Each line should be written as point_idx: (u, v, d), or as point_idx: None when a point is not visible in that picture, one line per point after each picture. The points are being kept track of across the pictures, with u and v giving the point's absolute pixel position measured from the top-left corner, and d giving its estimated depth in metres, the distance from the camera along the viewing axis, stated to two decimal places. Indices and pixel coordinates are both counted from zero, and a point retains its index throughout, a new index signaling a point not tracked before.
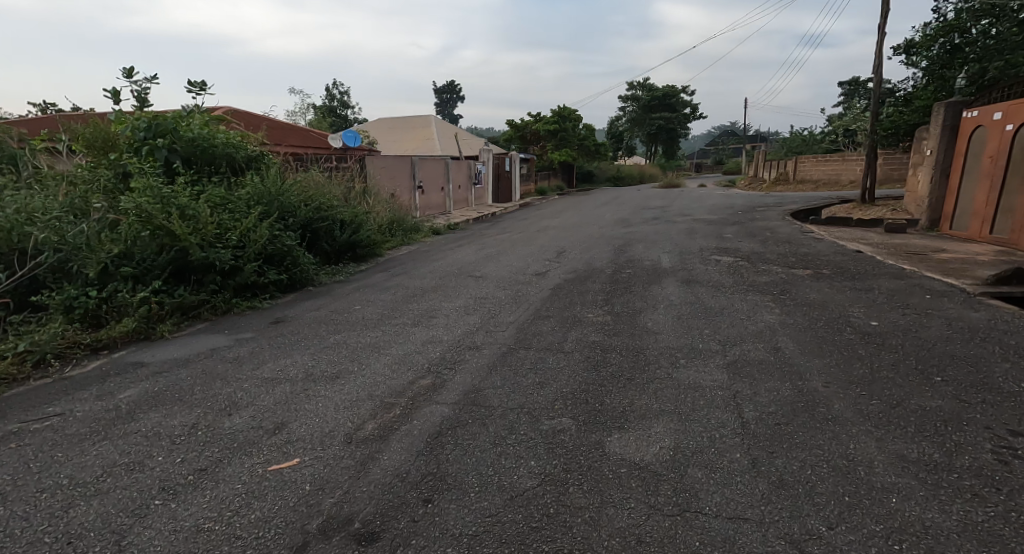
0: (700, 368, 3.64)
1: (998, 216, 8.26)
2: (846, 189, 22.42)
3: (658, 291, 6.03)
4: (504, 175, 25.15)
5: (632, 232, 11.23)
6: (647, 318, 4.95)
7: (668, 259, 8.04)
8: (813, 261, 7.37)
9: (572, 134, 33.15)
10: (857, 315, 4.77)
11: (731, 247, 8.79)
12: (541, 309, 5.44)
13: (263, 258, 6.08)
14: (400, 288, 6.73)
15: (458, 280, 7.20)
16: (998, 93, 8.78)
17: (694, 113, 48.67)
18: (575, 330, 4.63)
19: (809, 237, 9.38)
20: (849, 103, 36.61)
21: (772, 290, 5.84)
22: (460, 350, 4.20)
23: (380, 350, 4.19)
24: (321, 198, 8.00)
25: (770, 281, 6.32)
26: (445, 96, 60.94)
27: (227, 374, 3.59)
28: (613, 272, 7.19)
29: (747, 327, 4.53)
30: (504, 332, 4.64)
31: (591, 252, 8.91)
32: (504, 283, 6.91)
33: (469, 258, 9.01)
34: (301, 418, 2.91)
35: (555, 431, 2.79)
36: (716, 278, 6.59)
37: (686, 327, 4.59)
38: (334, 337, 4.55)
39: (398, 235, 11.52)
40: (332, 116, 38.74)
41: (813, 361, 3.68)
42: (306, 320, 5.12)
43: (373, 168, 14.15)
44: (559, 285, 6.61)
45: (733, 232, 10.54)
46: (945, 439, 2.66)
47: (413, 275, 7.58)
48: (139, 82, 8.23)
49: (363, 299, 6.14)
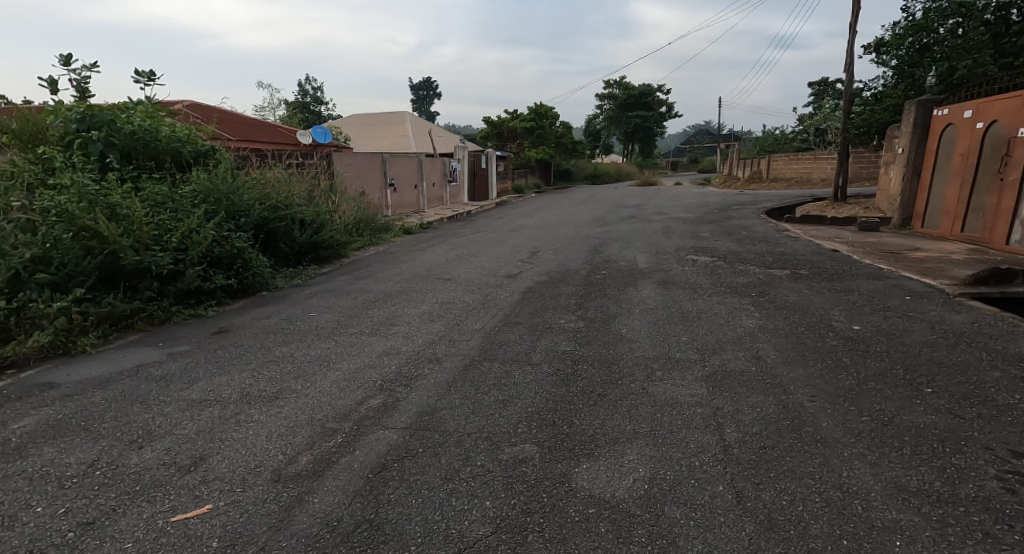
0: (679, 382, 3.34)
1: (971, 214, 8.14)
2: (817, 187, 22.56)
3: (632, 294, 5.75)
4: (480, 173, 24.80)
5: (608, 231, 11.01)
6: (621, 324, 4.65)
7: (644, 260, 7.79)
8: (790, 261, 7.16)
9: (549, 132, 32.93)
10: (840, 319, 4.53)
11: (708, 247, 8.58)
12: (510, 315, 5.10)
13: (209, 261, 5.70)
14: (361, 293, 6.31)
15: (422, 283, 6.79)
16: (965, 92, 8.70)
17: (670, 112, 48.85)
18: (544, 338, 4.31)
19: (785, 236, 9.23)
20: (819, 103, 37.05)
21: (750, 292, 5.60)
22: (418, 363, 3.84)
23: (328, 365, 3.80)
24: (277, 197, 7.59)
25: (748, 282, 6.09)
26: (422, 93, 60.40)
27: (149, 397, 3.20)
28: (587, 274, 6.90)
29: (727, 334, 4.26)
30: (466, 342, 4.29)
31: (565, 253, 8.61)
32: (472, 286, 6.55)
33: (439, 259, 8.62)
34: (224, 451, 2.54)
35: (516, 461, 2.46)
36: (693, 279, 6.34)
37: (662, 333, 4.32)
38: (280, 350, 4.14)
39: (365, 235, 11.10)
40: (306, 113, 38.05)
41: (796, 372, 3.41)
42: (253, 331, 4.71)
43: (340, 165, 13.70)
44: (530, 288, 6.29)
45: (709, 230, 10.38)
46: (945, 463, 2.34)
47: (377, 278, 7.17)
48: (79, 71, 7.74)
49: (320, 305, 5.71)
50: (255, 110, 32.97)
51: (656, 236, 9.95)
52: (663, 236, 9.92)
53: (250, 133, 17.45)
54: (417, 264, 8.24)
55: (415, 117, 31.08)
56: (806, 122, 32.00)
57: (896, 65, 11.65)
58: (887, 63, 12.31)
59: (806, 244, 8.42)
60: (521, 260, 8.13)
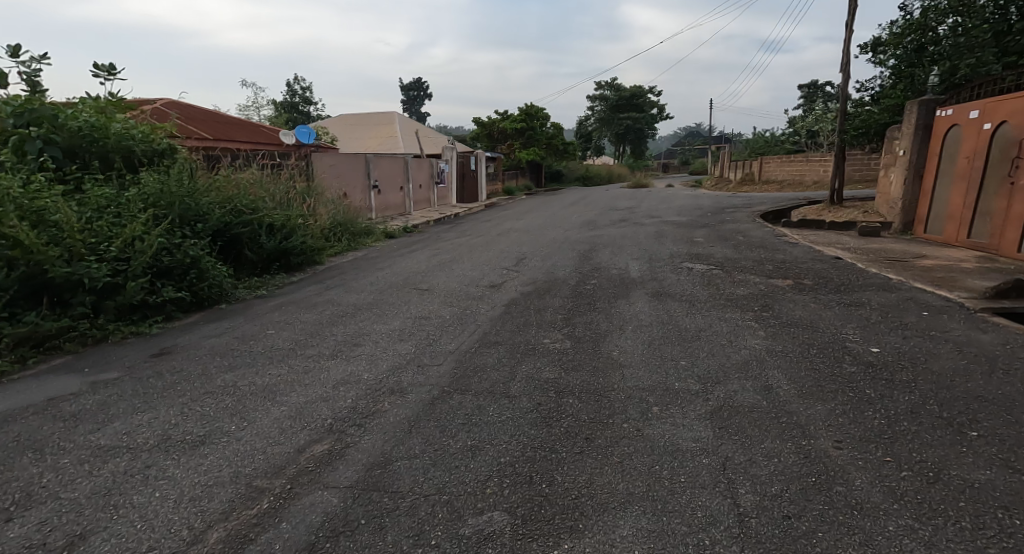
0: (679, 421, 2.86)
1: (975, 219, 7.65)
2: (810, 189, 22.19)
3: (624, 307, 5.27)
4: (470, 174, 24.28)
5: (599, 235, 10.54)
6: (612, 345, 4.16)
7: (637, 267, 7.31)
8: (792, 269, 6.71)
9: (540, 133, 32.44)
10: (853, 338, 4.07)
11: (703, 253, 8.12)
12: (488, 333, 4.60)
13: (157, 271, 5.21)
14: (329, 306, 5.79)
15: (396, 294, 6.28)
16: (966, 93, 8.30)
17: (661, 113, 48.57)
18: (524, 364, 3.81)
19: (783, 241, 8.81)
20: (811, 104, 36.86)
21: (753, 305, 5.15)
22: (379, 395, 3.33)
23: (274, 398, 3.29)
24: (242, 200, 7.11)
25: (748, 293, 5.64)
26: (413, 93, 59.75)
27: (49, 443, 2.70)
28: (575, 284, 6.42)
29: (730, 357, 3.79)
30: (437, 368, 3.79)
31: (553, 259, 8.11)
32: (451, 298, 6.05)
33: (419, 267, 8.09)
34: (118, 527, 2.06)
35: (482, 540, 1.99)
36: (689, 291, 5.87)
37: (657, 357, 3.84)
38: (223, 378, 3.63)
39: (343, 239, 10.57)
40: (294, 113, 37.42)
41: (815, 409, 2.94)
42: (197, 353, 4.19)
43: (319, 166, 13.17)
44: (513, 300, 5.80)
45: (703, 235, 9.95)
46: (1016, 544, 1.88)
47: (349, 289, 6.64)
48: (28, 63, 7.20)
49: (281, 320, 5.18)
50: (240, 109, 32.29)
51: (648, 241, 9.50)
52: (656, 241, 9.47)
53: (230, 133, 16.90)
54: (394, 272, 7.72)
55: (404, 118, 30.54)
56: (798, 124, 31.75)
57: (894, 65, 11.25)
58: (885, 62, 11.90)
59: (806, 249, 7.98)
60: (506, 268, 7.62)
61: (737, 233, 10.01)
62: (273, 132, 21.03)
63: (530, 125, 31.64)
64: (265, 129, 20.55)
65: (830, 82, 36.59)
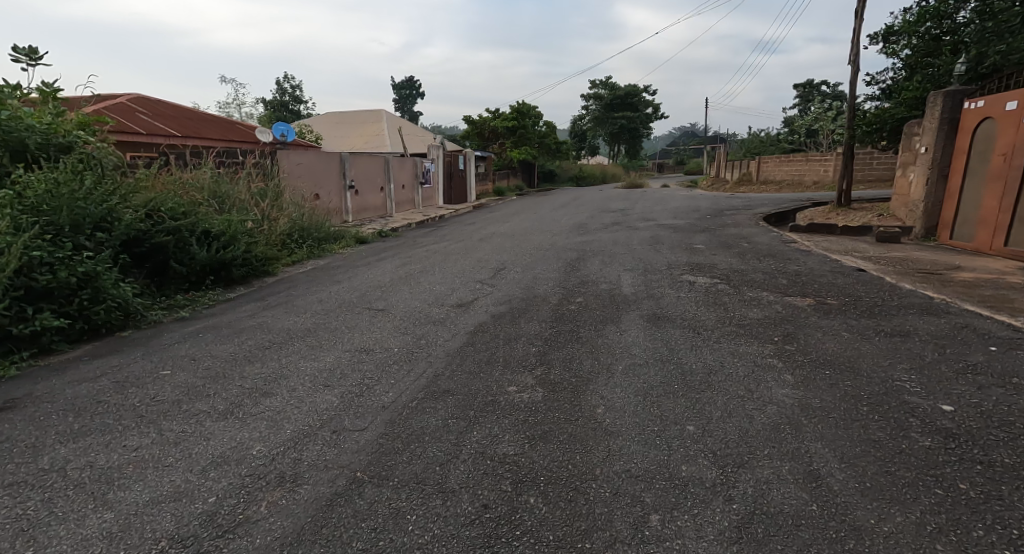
0: (690, 549, 1.91)
1: (1015, 225, 6.62)
2: (811, 189, 21.30)
3: (612, 337, 4.28)
4: (457, 174, 23.13)
5: (589, 240, 9.58)
6: (594, 396, 3.18)
7: (629, 281, 6.33)
8: (809, 283, 5.74)
9: (532, 132, 31.48)
10: (912, 384, 3.08)
11: (706, 264, 7.14)
12: (440, 376, 3.60)
13: (35, 294, 4.34)
14: (256, 334, 4.77)
15: (343, 317, 5.27)
16: (995, 84, 7.30)
17: (656, 113, 47.75)
18: (474, 431, 2.82)
19: (792, 248, 7.85)
20: (809, 104, 35.96)
21: (770, 333, 4.18)
22: (257, 491, 2.32)
23: (105, 494, 2.30)
24: (167, 206, 6.15)
25: (763, 317, 4.66)
26: (406, 93, 58.70)
27: None
28: (558, 303, 5.44)
29: (752, 418, 2.80)
30: (355, 439, 2.78)
31: (534, 271, 7.13)
32: (406, 321, 5.04)
33: (382, 280, 7.07)
34: None
35: None
36: (690, 313, 4.88)
37: (656, 417, 2.86)
38: (55, 454, 2.65)
39: (305, 244, 9.56)
40: (284, 112, 36.47)
41: (897, 527, 1.95)
42: (52, 407, 3.24)
43: (287, 165, 12.12)
44: (478, 326, 4.79)
45: (703, 241, 9.00)
46: None
47: (290, 310, 5.63)
48: None
49: (187, 356, 4.18)
50: (221, 106, 31.18)
51: (643, 248, 8.53)
52: (651, 248, 8.50)
53: (198, 131, 15.87)
54: (351, 287, 6.72)
55: (392, 116, 29.58)
56: (795, 123, 30.95)
57: (907, 55, 10.24)
58: (897, 53, 10.88)
59: (821, 258, 7.01)
60: (480, 281, 6.62)
61: (741, 239, 9.04)
62: (249, 129, 19.99)
63: (521, 124, 30.63)
64: (242, 127, 19.61)
65: (826, 81, 35.85)
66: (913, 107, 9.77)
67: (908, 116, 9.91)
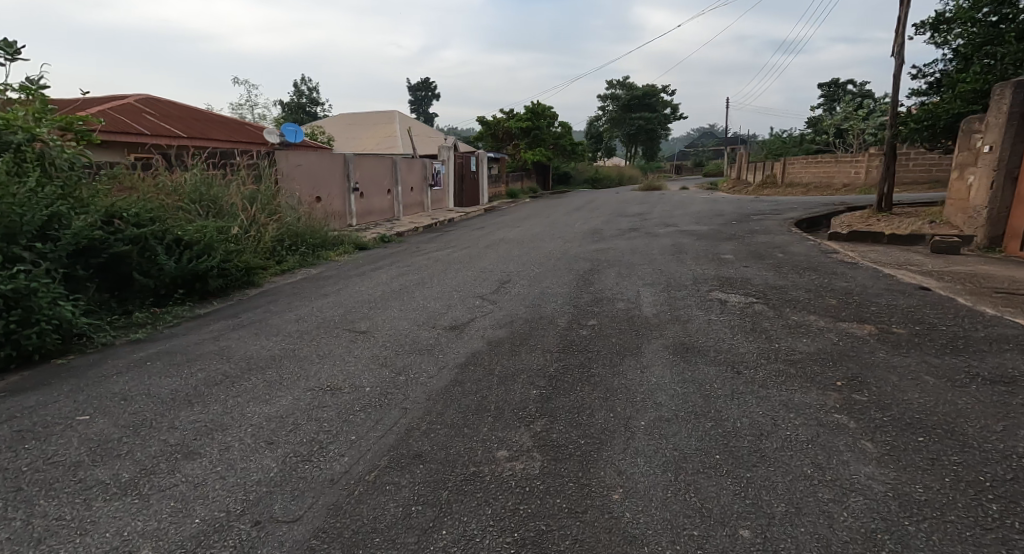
0: None
1: None
2: (841, 192, 20.20)
3: (632, 376, 3.49)
4: (470, 175, 22.44)
5: (604, 248, 8.78)
6: (610, 472, 2.40)
7: (650, 299, 5.53)
8: (863, 304, 4.91)
9: (548, 133, 30.71)
10: None
11: (737, 278, 6.31)
12: (414, 431, 2.86)
13: None
14: (211, 362, 4.05)
15: (318, 342, 4.54)
16: None
17: (674, 114, 46.64)
18: (445, 530, 2.07)
19: (834, 260, 6.98)
20: (835, 104, 34.68)
21: (831, 375, 3.36)
22: None
23: None
24: (131, 211, 5.48)
25: (816, 349, 3.85)
26: (420, 93, 58.04)
27: None
28: (567, 327, 4.67)
29: (835, 522, 2.02)
30: (282, 541, 2.04)
31: (543, 284, 6.37)
32: (388, 348, 4.30)
33: (372, 294, 6.36)
34: None
35: None
36: (726, 343, 4.06)
37: (697, 516, 2.08)
38: None
39: (298, 251, 8.90)
40: (297, 113, 36.16)
41: None
42: None
43: (286, 166, 11.49)
44: (471, 356, 4.03)
45: (731, 250, 8.16)
46: None
47: (261, 331, 4.92)
48: None
49: (119, 392, 3.47)
50: (234, 107, 30.96)
51: (664, 258, 7.71)
52: (674, 258, 7.67)
53: (202, 132, 15.41)
54: (336, 302, 6.00)
55: (405, 117, 29.06)
56: (821, 124, 29.74)
57: (961, 45, 9.26)
58: (948, 43, 9.89)
59: (872, 273, 6.13)
60: (480, 298, 5.86)
61: (774, 248, 8.16)
62: (258, 130, 19.55)
63: (536, 125, 29.84)
64: (250, 128, 19.17)
65: (853, 81, 34.51)
66: (970, 102, 8.80)
67: (962, 112, 8.95)
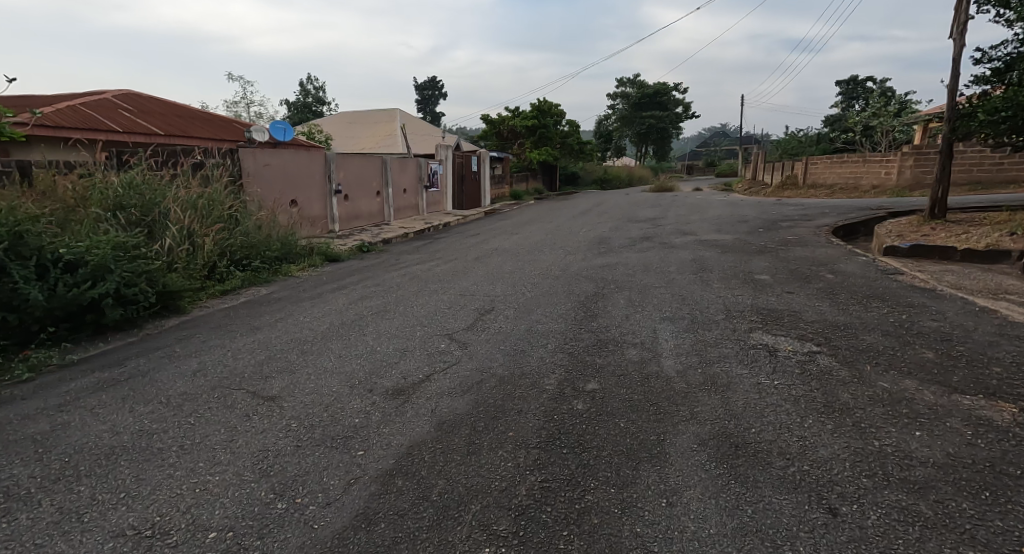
0: None
1: None
2: (869, 195, 18.57)
3: (654, 519, 2.09)
4: (470, 176, 21.00)
5: (611, 264, 7.34)
6: None
7: (671, 343, 4.10)
8: (977, 362, 3.45)
9: (554, 132, 29.29)
10: None
11: (782, 310, 4.87)
12: None
13: None
14: (14, 461, 2.71)
15: (195, 418, 3.15)
16: None
17: (686, 113, 44.99)
18: None
19: (904, 285, 5.49)
20: (856, 103, 32.97)
21: (1005, 529, 1.94)
22: None
23: None
24: None
25: (946, 454, 2.42)
26: (428, 91, 56.51)
27: None
28: (555, 396, 3.24)
29: None
30: None
31: (531, 316, 4.96)
32: (289, 435, 2.91)
33: (314, 329, 4.96)
34: None
35: None
36: (797, 438, 2.63)
37: None
38: None
39: (250, 265, 7.56)
40: (297, 112, 35.03)
41: None
42: None
43: (253, 164, 10.12)
44: (405, 456, 2.63)
45: (766, 268, 6.70)
46: None
47: (136, 393, 3.57)
48: None
49: None
50: (229, 105, 29.83)
51: (687, 278, 6.26)
52: (699, 278, 6.22)
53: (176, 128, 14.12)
54: (260, 342, 4.62)
55: (405, 114, 27.73)
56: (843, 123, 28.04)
57: None
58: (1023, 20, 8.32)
59: (962, 306, 4.66)
60: (446, 339, 4.44)
61: (818, 266, 6.68)
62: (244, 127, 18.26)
63: (542, 123, 28.48)
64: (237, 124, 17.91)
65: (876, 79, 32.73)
66: None
67: None
